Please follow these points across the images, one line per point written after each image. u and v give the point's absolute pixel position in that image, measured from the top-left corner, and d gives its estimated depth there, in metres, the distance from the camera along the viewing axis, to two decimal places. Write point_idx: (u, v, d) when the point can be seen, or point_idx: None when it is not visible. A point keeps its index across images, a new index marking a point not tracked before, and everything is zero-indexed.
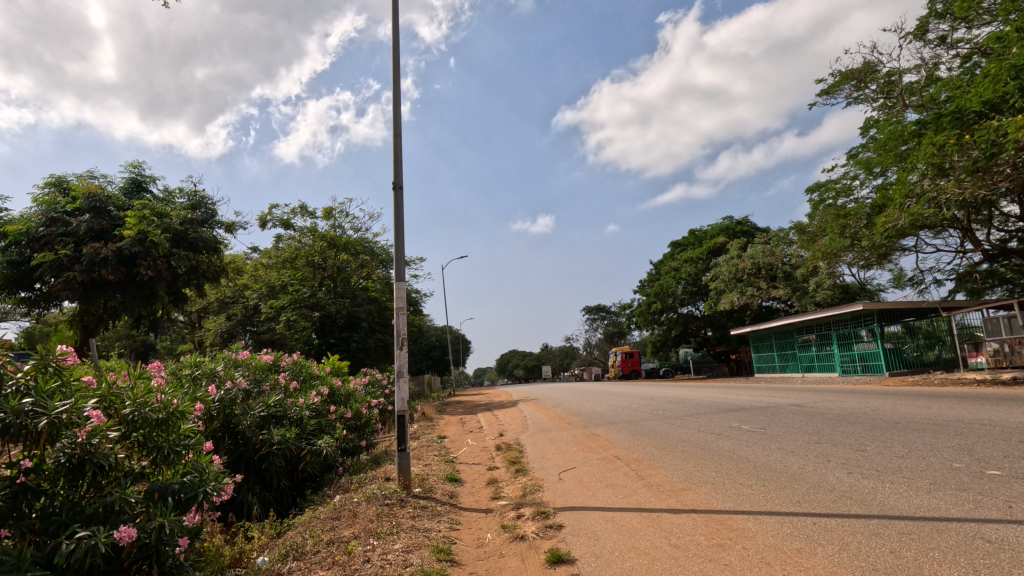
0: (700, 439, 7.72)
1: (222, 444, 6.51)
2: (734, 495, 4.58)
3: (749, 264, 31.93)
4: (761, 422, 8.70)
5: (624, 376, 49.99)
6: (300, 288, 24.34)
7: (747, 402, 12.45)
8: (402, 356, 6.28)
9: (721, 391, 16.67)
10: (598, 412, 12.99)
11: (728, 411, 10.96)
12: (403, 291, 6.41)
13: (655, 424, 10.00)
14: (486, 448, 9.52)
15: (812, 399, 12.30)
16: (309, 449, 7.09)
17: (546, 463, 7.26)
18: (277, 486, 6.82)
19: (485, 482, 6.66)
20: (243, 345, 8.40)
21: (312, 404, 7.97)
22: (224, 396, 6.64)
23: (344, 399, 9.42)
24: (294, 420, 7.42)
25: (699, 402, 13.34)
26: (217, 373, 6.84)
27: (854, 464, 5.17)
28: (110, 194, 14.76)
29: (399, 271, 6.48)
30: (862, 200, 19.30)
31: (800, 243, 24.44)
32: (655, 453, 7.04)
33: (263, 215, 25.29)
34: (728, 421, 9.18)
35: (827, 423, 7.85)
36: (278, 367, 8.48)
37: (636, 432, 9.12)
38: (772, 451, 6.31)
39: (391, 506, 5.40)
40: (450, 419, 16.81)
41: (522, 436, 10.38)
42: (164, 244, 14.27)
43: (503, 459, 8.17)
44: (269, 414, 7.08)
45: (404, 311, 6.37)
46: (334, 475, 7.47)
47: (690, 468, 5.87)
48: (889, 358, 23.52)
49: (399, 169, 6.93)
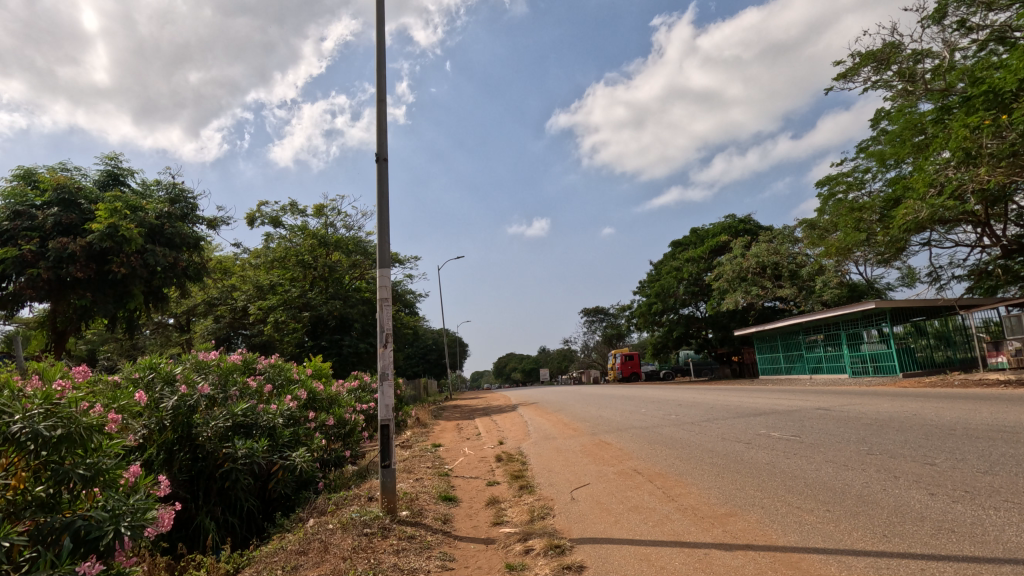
0: (727, 449, 6.85)
1: (176, 460, 5.60)
2: (797, 525, 3.71)
3: (753, 263, 31.15)
4: (791, 429, 7.82)
5: (624, 378, 49.16)
6: (289, 288, 23.40)
7: (766, 405, 11.57)
8: (386, 356, 5.36)
9: (732, 394, 15.78)
10: (605, 417, 12.06)
11: (748, 415, 10.08)
12: (388, 279, 5.50)
13: (670, 431, 9.09)
14: (485, 459, 8.60)
15: (838, 401, 11.42)
16: (282, 464, 6.13)
17: (554, 478, 6.33)
18: (244, 509, 5.88)
19: (484, 502, 5.72)
20: (209, 343, 7.45)
21: (288, 411, 7.00)
22: (179, 403, 5.71)
23: (325, 405, 8.47)
24: (266, 430, 6.46)
25: (713, 405, 12.48)
26: (175, 377, 5.91)
27: (933, 484, 4.30)
28: (81, 186, 13.77)
29: (382, 257, 5.57)
30: (875, 194, 18.55)
31: (809, 239, 23.68)
32: (680, 466, 6.14)
33: (252, 213, 24.37)
34: (753, 427, 8.27)
35: (869, 431, 6.97)
36: (251, 369, 7.55)
37: (652, 440, 8.23)
38: (819, 465, 5.42)
39: (371, 537, 4.47)
40: (447, 424, 15.92)
41: (524, 445, 9.47)
42: (138, 239, 13.28)
43: (505, 472, 7.23)
44: (235, 423, 6.14)
45: (389, 303, 5.46)
46: (313, 493, 6.52)
47: (729, 487, 4.95)
48: (903, 358, 22.70)
49: (383, 141, 6.00)
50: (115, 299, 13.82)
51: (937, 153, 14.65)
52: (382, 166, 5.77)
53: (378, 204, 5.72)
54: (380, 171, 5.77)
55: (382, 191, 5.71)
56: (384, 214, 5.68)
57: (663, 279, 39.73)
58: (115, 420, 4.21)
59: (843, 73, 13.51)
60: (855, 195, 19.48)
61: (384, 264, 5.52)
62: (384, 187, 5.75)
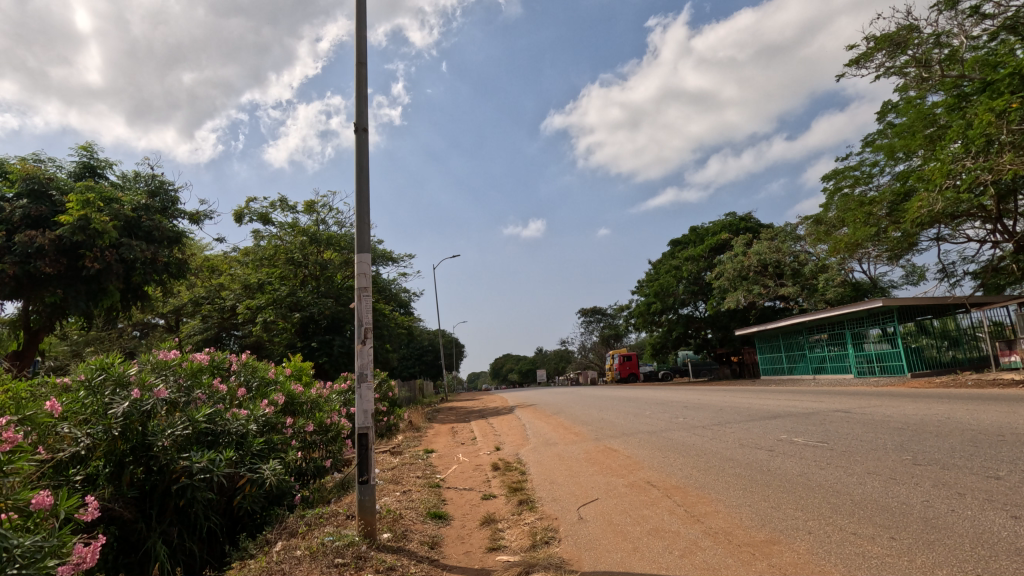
0: (749, 458, 6.16)
1: (126, 475, 4.89)
2: (861, 561, 3.03)
3: (754, 261, 30.57)
4: (815, 434, 7.15)
5: (622, 379, 48.53)
6: (279, 287, 22.63)
7: (779, 407, 10.91)
8: (366, 353, 4.65)
9: (738, 396, 15.13)
10: (608, 421, 11.38)
11: (762, 418, 9.43)
12: (368, 266, 4.81)
13: (680, 436, 8.42)
14: (480, 468, 7.91)
15: (855, 403, 10.78)
16: (250, 477, 5.41)
17: (557, 491, 5.63)
18: (204, 529, 5.16)
19: (478, 521, 5.01)
20: (174, 342, 6.74)
21: (262, 417, 6.28)
22: (131, 409, 4.98)
23: (304, 410, 7.73)
24: (233, 439, 5.74)
25: (722, 407, 11.81)
26: (129, 380, 5.20)
27: (1012, 504, 3.62)
28: (53, 176, 13.00)
29: (360, 239, 4.87)
30: (882, 187, 17.99)
31: (814, 236, 23.08)
32: (700, 478, 5.44)
33: (240, 209, 23.61)
34: (773, 432, 7.60)
35: (905, 437, 6.31)
36: (221, 371, 6.82)
37: (663, 447, 7.55)
38: (861, 477, 4.74)
39: (343, 569, 3.77)
40: (440, 428, 15.21)
41: (522, 451, 8.78)
42: (112, 232, 12.52)
43: (502, 483, 6.54)
44: (197, 432, 5.41)
45: (368, 293, 4.77)
46: (286, 510, 5.81)
47: (763, 505, 4.25)
48: (910, 358, 22.09)
49: (363, 109, 5.31)
50: (89, 297, 13.04)
51: (953, 141, 14.07)
52: (361, 136, 5.07)
53: (356, 180, 5.02)
54: (359, 142, 5.07)
55: (361, 166, 5.02)
56: (363, 191, 4.98)
57: (662, 278, 39.08)
58: (10, 439, 3.33)
59: (856, 58, 12.93)
60: (863, 189, 18.88)
61: (362, 248, 4.83)
62: (364, 161, 5.07)
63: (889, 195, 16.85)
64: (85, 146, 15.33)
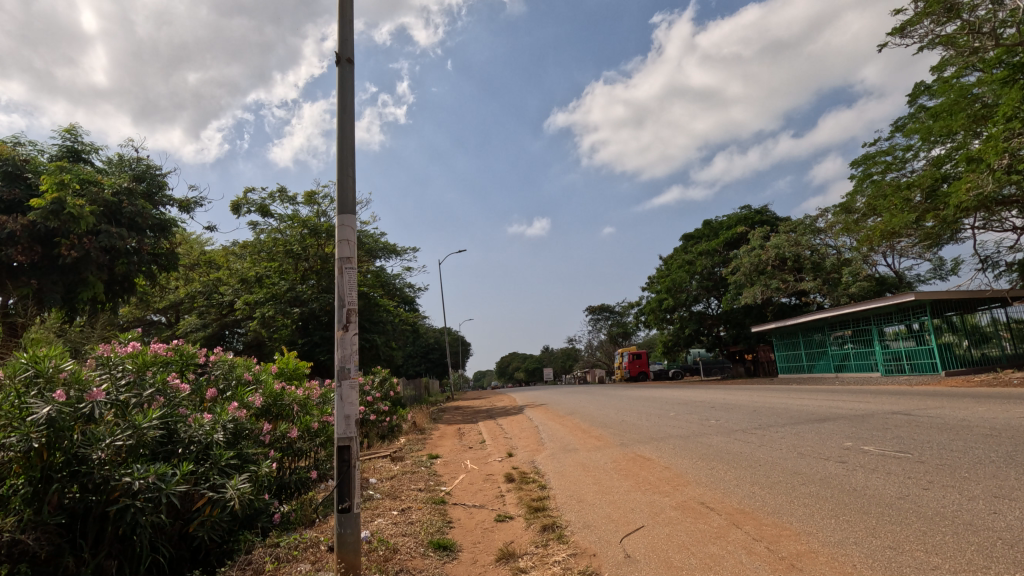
0: (820, 472, 5.06)
1: (50, 496, 3.86)
2: None
3: (773, 255, 29.31)
4: (888, 442, 6.03)
5: (631, 378, 47.29)
6: (278, 280, 21.62)
7: (824, 409, 9.79)
8: (348, 343, 3.64)
9: (769, 396, 13.93)
10: (631, 423, 10.34)
11: (810, 421, 8.33)
12: (351, 231, 3.79)
13: (721, 442, 7.31)
14: (492, 478, 6.90)
15: (909, 403, 9.67)
16: (210, 497, 4.43)
17: (590, 513, 4.60)
18: (150, 563, 4.14)
19: (494, 556, 3.96)
20: (135, 333, 5.77)
21: (231, 423, 5.29)
22: (63, 413, 3.96)
23: (290, 412, 6.68)
24: (194, 450, 4.75)
25: (756, 408, 10.72)
26: (63, 376, 4.21)
27: None
28: (29, 158, 12.07)
29: (342, 201, 3.90)
30: (918, 172, 16.85)
31: (840, 227, 21.91)
32: (769, 499, 4.36)
33: (238, 201, 22.68)
34: (833, 439, 6.53)
35: (1008, 447, 5.19)
36: (190, 369, 5.83)
37: (705, 455, 6.50)
38: (992, 504, 3.65)
39: None
40: (446, 430, 14.18)
41: (538, 458, 7.73)
42: (89, 218, 11.57)
43: (518, 499, 5.52)
44: (146, 441, 4.39)
45: (352, 267, 3.74)
46: (257, 536, 4.83)
47: (878, 545, 3.19)
48: (945, 355, 20.75)
49: (346, 34, 4.33)
50: (66, 288, 12.09)
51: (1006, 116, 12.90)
52: (344, 69, 4.18)
53: (338, 123, 4.18)
54: (341, 76, 4.19)
55: (344, 107, 4.16)
56: (347, 137, 4.13)
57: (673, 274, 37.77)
58: None
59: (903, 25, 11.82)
60: (895, 174, 17.75)
61: (343, 209, 3.84)
62: (349, 102, 4.24)
63: (927, 179, 15.70)
64: (70, 128, 14.41)
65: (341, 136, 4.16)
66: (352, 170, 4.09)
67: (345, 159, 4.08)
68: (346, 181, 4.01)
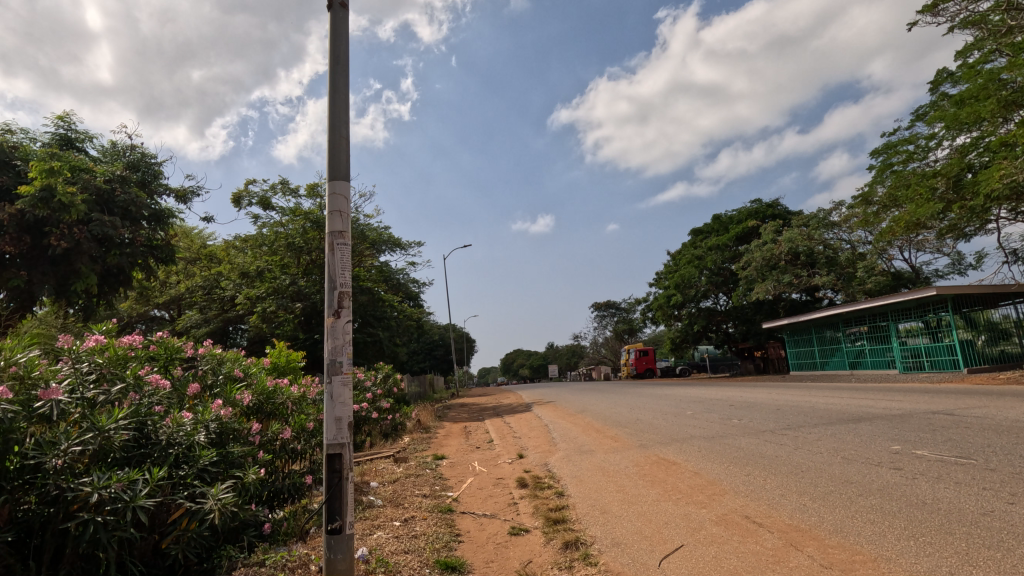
0: (877, 481, 4.46)
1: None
2: None
3: (785, 249, 28.63)
4: (942, 446, 5.44)
5: (638, 375, 46.73)
6: (279, 275, 21.14)
7: (854, 408, 9.18)
8: (340, 332, 3.11)
9: (789, 394, 13.33)
10: (647, 422, 9.78)
11: (844, 422, 7.72)
12: (344, 200, 3.26)
13: (751, 444, 6.73)
14: (502, 482, 6.38)
15: (945, 401, 9.07)
16: (188, 508, 3.93)
17: (615, 527, 4.07)
18: None
19: None
20: (109, 325, 5.30)
21: (214, 423, 4.78)
22: (7, 415, 3.46)
23: (283, 411, 6.15)
24: (172, 454, 4.26)
25: (780, 407, 10.12)
26: (11, 371, 3.77)
27: None
28: (19, 145, 11.60)
29: (334, 166, 3.37)
30: (942, 162, 16.19)
31: (859, 219, 21.20)
32: (826, 514, 3.78)
33: (239, 193, 22.21)
34: (879, 442, 5.92)
35: None
36: (171, 365, 5.36)
37: (736, 459, 5.93)
38: None
39: None
40: (451, 429, 13.68)
41: (551, 461, 7.20)
42: (79, 207, 11.08)
43: (533, 508, 4.99)
44: (111, 445, 3.89)
45: (346, 244, 3.21)
46: (242, 551, 4.30)
47: None
48: (966, 352, 20.05)
49: None
50: (57, 280, 11.61)
51: None
52: (336, 13, 3.70)
53: (330, 73, 3.65)
54: (334, 22, 3.70)
55: (337, 56, 3.65)
56: (340, 90, 3.59)
57: (681, 269, 37.13)
58: None
59: None
60: (917, 164, 17.09)
61: (334, 174, 3.32)
62: (342, 53, 3.73)
63: (953, 168, 15.05)
64: (64, 115, 13.93)
65: (332, 90, 3.63)
66: (345, 130, 3.57)
67: (336, 116, 3.54)
68: (337, 141, 3.47)
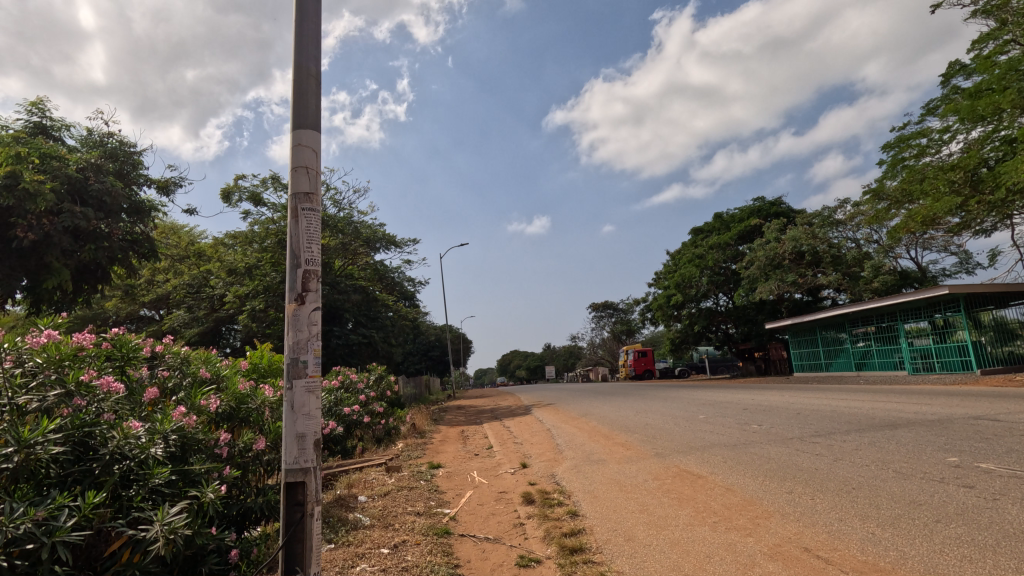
0: (950, 503, 3.78)
1: None
2: None
3: (789, 248, 28.01)
4: (1009, 458, 4.77)
5: (636, 376, 46.11)
6: (269, 272, 20.39)
7: (883, 413, 8.50)
8: (307, 318, 2.55)
9: (804, 396, 12.69)
10: (658, 427, 9.10)
11: (880, 428, 7.03)
12: (310, 154, 2.70)
13: (780, 453, 6.06)
14: (505, 497, 5.70)
15: (981, 406, 8.40)
16: (131, 537, 3.24)
17: (650, 563, 3.36)
18: None
19: None
20: (56, 320, 4.58)
21: (176, 433, 4.06)
22: None
23: (258, 418, 5.45)
24: (116, 472, 3.54)
25: (802, 411, 9.45)
26: None
27: None
28: None
29: (300, 114, 2.79)
30: (958, 155, 15.59)
31: (867, 216, 20.61)
32: (906, 547, 3.11)
33: (229, 188, 21.45)
34: (932, 453, 5.25)
35: None
36: (130, 365, 4.63)
37: (770, 472, 5.24)
38: None
39: None
40: (447, 433, 12.96)
41: (558, 472, 6.53)
42: (48, 196, 10.30)
43: (545, 532, 4.31)
44: (31, 465, 3.15)
45: (314, 210, 2.67)
46: None
47: None
48: (979, 352, 19.42)
49: None
50: (24, 275, 10.82)
51: None
52: None
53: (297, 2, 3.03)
54: None
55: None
56: (308, 18, 2.96)
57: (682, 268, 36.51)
58: None
59: None
60: (931, 158, 16.50)
61: (300, 122, 2.75)
62: None
63: (972, 161, 14.46)
64: (39, 102, 13.16)
65: (299, 17, 2.98)
66: (314, 66, 2.94)
67: (304, 47, 2.91)
68: (304, 78, 2.85)
